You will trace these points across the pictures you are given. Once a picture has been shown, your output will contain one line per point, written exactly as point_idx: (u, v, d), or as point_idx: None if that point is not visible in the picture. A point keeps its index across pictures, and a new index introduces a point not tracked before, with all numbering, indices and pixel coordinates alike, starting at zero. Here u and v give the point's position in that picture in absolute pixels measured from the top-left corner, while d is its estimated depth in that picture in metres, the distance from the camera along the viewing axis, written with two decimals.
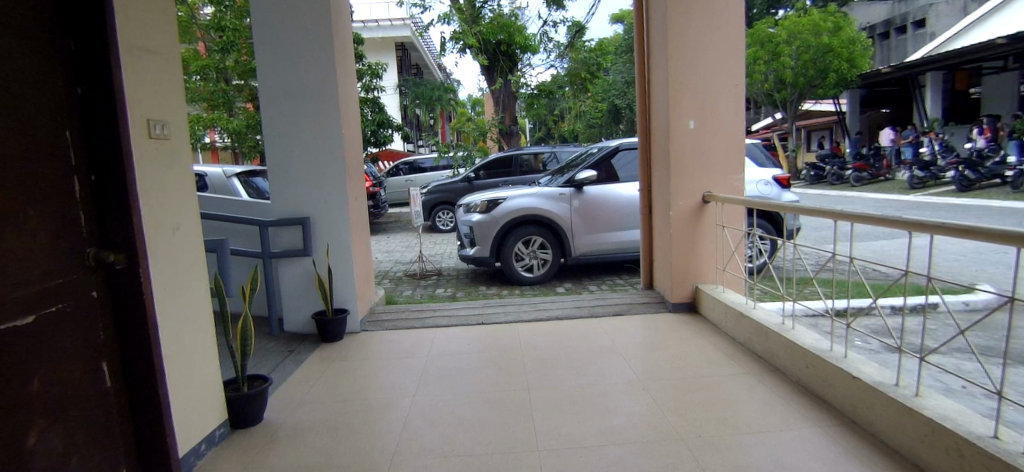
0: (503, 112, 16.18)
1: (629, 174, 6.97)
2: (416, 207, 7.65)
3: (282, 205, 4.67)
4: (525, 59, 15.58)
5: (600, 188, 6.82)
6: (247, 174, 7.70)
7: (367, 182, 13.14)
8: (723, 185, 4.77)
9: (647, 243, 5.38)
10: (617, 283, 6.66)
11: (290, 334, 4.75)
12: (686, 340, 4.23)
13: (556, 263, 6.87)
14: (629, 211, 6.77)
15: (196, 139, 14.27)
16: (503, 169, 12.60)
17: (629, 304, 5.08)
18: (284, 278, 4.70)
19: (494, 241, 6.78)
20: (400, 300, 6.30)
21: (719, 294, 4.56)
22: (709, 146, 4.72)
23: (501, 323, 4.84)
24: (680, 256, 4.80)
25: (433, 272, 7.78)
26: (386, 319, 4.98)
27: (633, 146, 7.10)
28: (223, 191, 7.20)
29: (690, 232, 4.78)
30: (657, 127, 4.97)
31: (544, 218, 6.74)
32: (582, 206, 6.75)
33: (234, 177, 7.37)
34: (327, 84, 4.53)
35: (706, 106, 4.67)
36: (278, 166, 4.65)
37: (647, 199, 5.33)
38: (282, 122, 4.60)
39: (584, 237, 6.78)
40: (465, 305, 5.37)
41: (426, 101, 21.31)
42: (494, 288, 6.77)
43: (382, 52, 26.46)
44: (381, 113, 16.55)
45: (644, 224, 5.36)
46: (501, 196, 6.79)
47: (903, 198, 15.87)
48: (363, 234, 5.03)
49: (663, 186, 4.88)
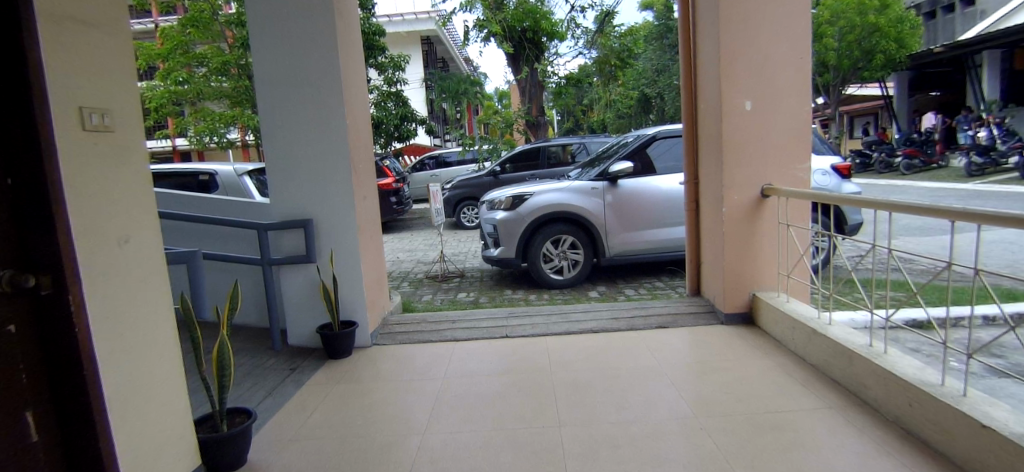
0: (530, 103, 15.62)
1: (667, 164, 6.33)
2: (437, 205, 7.13)
3: (282, 205, 4.19)
4: (552, 47, 14.91)
5: (636, 181, 6.19)
6: (259, 171, 7.31)
7: (390, 177, 12.74)
8: (785, 177, 4.09)
9: (693, 246, 4.72)
10: (656, 287, 6.01)
11: (293, 349, 4.28)
12: (744, 361, 3.60)
13: (588, 264, 6.24)
14: (668, 206, 6.13)
15: (221, 136, 14.18)
16: (529, 163, 12.02)
17: (673, 314, 4.44)
18: (286, 286, 4.23)
19: (520, 240, 6.18)
20: (418, 306, 5.81)
21: (781, 305, 3.90)
22: (769, 131, 4.04)
23: (527, 336, 4.29)
24: (735, 261, 4.14)
25: (455, 274, 7.25)
26: (399, 331, 4.48)
27: (672, 134, 6.44)
28: (234, 190, 6.82)
29: (747, 232, 4.11)
30: (705, 111, 4.31)
31: (574, 216, 6.13)
32: (617, 201, 6.13)
33: (245, 175, 6.99)
34: (329, 70, 4.04)
35: (763, 84, 3.99)
36: (277, 162, 4.16)
37: (692, 195, 4.67)
38: (281, 112, 4.11)
39: (619, 235, 6.16)
40: (487, 314, 4.84)
41: (452, 94, 20.91)
42: (520, 291, 6.20)
43: (407, 46, 26.20)
44: (405, 106, 16.12)
45: (689, 223, 4.72)
46: (527, 191, 6.19)
47: (962, 187, 14.64)
48: (374, 238, 4.54)
49: (714, 180, 4.22)
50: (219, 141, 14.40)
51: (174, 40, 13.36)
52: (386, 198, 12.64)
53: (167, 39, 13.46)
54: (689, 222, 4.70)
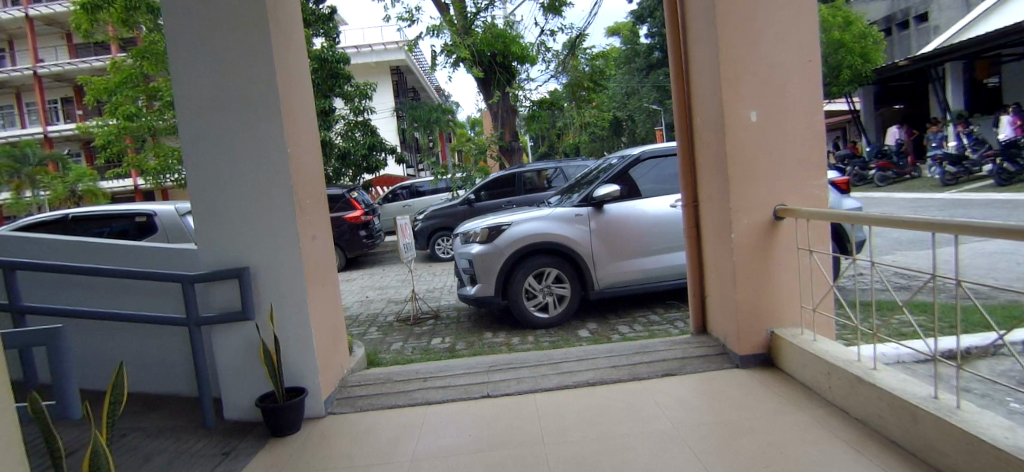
0: (503, 128, 15.16)
1: (654, 186, 5.85)
2: (406, 240, 6.46)
3: (211, 251, 3.48)
4: (523, 71, 14.58)
5: (624, 205, 5.68)
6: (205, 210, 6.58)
7: (359, 210, 12.05)
8: (799, 195, 3.60)
9: (696, 277, 4.17)
10: (652, 321, 5.41)
11: (227, 426, 3.50)
12: (775, 417, 2.99)
13: (575, 299, 5.62)
14: (658, 231, 5.62)
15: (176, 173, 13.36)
16: (505, 189, 11.48)
17: (679, 358, 3.83)
18: (219, 350, 3.50)
19: (499, 276, 5.53)
20: (386, 357, 5.08)
21: (808, 344, 3.34)
22: (779, 145, 3.56)
23: (510, 394, 3.60)
24: (748, 294, 3.60)
25: (429, 315, 6.54)
26: (359, 394, 3.76)
27: (657, 153, 5.97)
28: (175, 231, 6.08)
29: (761, 260, 3.59)
30: (704, 124, 3.81)
31: (558, 246, 5.54)
32: (603, 228, 5.59)
33: (188, 214, 6.27)
34: (265, 91, 3.41)
35: (770, 93, 3.52)
36: (204, 199, 3.47)
37: (692, 219, 4.14)
38: (209, 141, 3.45)
39: (608, 265, 5.58)
40: (464, 365, 4.16)
41: (424, 123, 20.45)
42: (502, 333, 5.51)
43: (376, 77, 25.78)
44: (374, 135, 15.52)
45: (689, 252, 4.17)
46: (505, 221, 5.60)
47: (938, 197, 14.57)
48: (328, 285, 3.88)
49: (719, 202, 3.70)
50: (176, 178, 13.59)
51: (125, 73, 12.50)
52: (355, 232, 11.90)
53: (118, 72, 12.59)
54: (690, 249, 4.16)
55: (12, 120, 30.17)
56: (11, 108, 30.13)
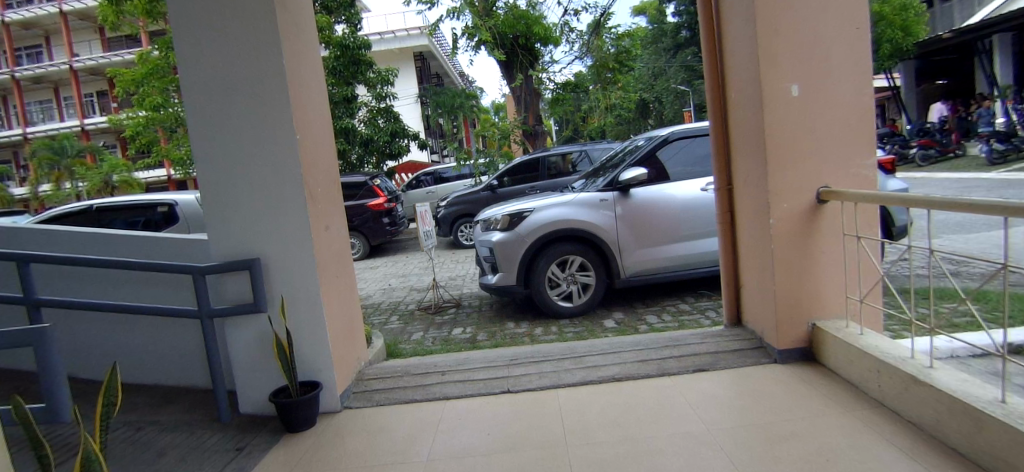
0: (526, 111, 14.85)
1: (683, 168, 5.56)
2: (426, 227, 6.33)
3: (221, 242, 3.37)
4: (546, 52, 14.21)
5: (651, 189, 5.42)
6: None
7: (382, 197, 12.00)
8: (845, 177, 3.29)
9: (729, 266, 3.91)
10: (681, 311, 5.16)
11: (242, 421, 3.43)
12: (820, 418, 2.74)
13: (600, 287, 5.41)
14: (687, 216, 5.35)
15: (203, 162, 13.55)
16: (528, 174, 11.25)
17: (711, 352, 3.59)
18: (233, 342, 3.41)
19: (522, 264, 5.34)
20: (406, 347, 4.96)
21: (854, 338, 3.06)
22: (822, 121, 3.25)
23: (531, 389, 3.43)
24: (787, 285, 3.34)
25: (451, 304, 6.42)
26: (375, 388, 3.65)
27: (686, 133, 5.66)
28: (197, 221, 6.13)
29: (802, 247, 3.31)
30: (740, 101, 3.52)
31: (582, 232, 5.31)
32: (629, 213, 5.34)
33: None
34: (272, 74, 3.26)
35: (813, 64, 3.21)
36: (214, 188, 3.36)
37: (725, 204, 3.87)
38: (217, 128, 3.33)
39: (635, 253, 5.34)
40: (483, 358, 4.01)
41: (447, 109, 20.28)
42: (524, 323, 5.34)
43: (399, 63, 25.67)
44: (396, 122, 15.41)
45: (723, 239, 3.91)
46: (526, 207, 5.39)
47: (987, 176, 13.72)
48: (342, 276, 3.75)
49: (755, 184, 3.43)
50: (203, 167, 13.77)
51: (151, 64, 12.65)
52: (379, 220, 11.86)
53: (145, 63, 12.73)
54: (723, 236, 3.90)
55: (51, 114, 31.16)
56: (50, 102, 31.09)
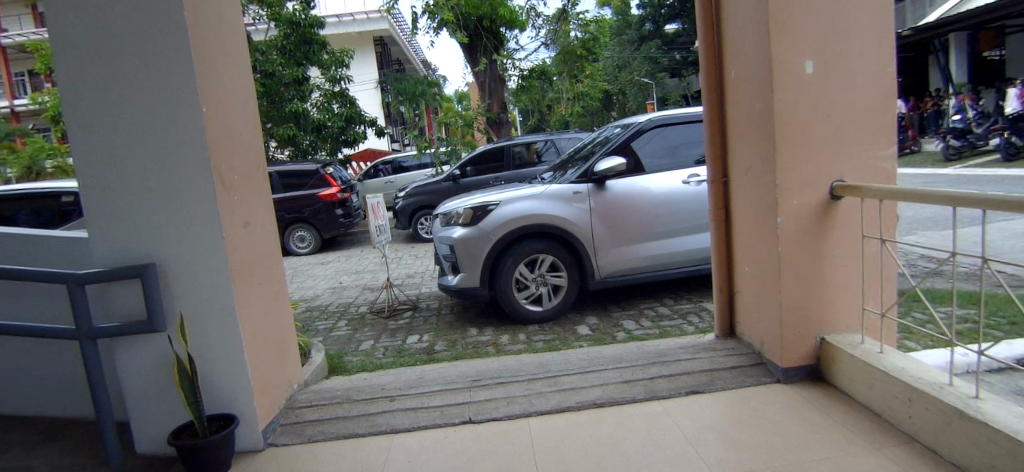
0: (491, 98, 14.13)
1: (661, 159, 5.11)
2: (378, 221, 5.65)
3: (105, 242, 2.63)
4: (511, 37, 13.58)
5: (628, 181, 4.93)
6: None
7: (335, 187, 11.16)
8: (861, 170, 2.87)
9: (723, 270, 3.47)
10: (661, 316, 4.69)
11: (135, 466, 2.72)
12: (848, 461, 2.26)
13: (573, 289, 4.88)
14: (665, 212, 4.90)
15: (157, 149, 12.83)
16: (492, 164, 10.65)
17: (706, 370, 3.10)
18: (126, 368, 2.72)
19: (486, 263, 4.75)
20: (352, 360, 4.30)
21: (873, 358, 2.64)
22: (838, 107, 2.81)
23: (498, 419, 2.85)
24: (794, 294, 2.90)
25: (406, 307, 5.78)
26: (309, 419, 3.00)
27: (663, 121, 5.20)
28: None
29: (812, 251, 2.88)
30: (743, 81, 3.04)
31: (553, 229, 4.77)
32: (604, 208, 4.83)
33: None
34: (168, 29, 2.52)
35: (831, 37, 2.75)
36: (94, 175, 2.62)
37: (720, 199, 3.40)
38: (97, 96, 2.58)
39: (610, 251, 4.85)
40: (441, 378, 3.41)
41: (408, 96, 19.45)
42: (489, 330, 4.76)
43: (359, 47, 24.51)
44: (352, 107, 14.43)
45: (716, 239, 3.45)
46: (492, 200, 4.81)
47: (944, 173, 13.91)
48: (266, 284, 3.08)
49: (759, 178, 2.96)
50: None
51: None
52: (332, 211, 11.03)
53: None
54: (715, 236, 3.45)
55: None
56: None
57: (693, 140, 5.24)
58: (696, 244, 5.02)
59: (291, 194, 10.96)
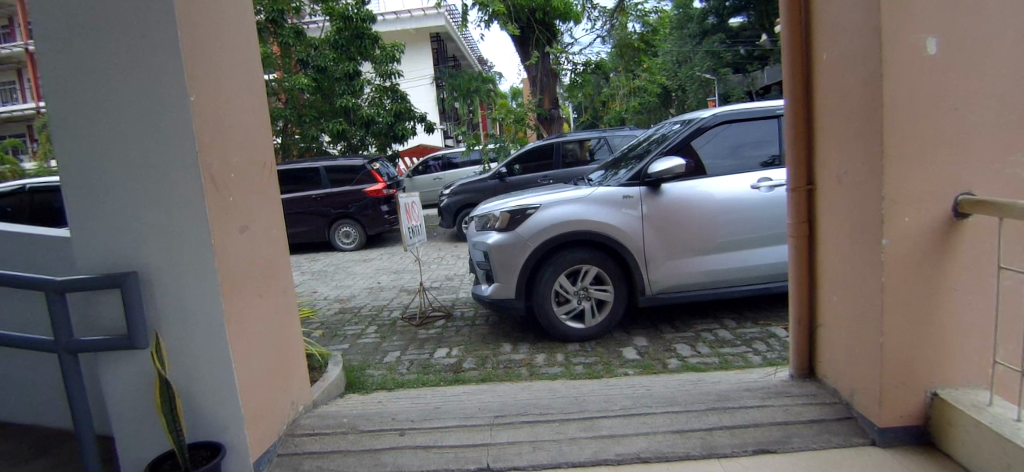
0: (542, 93, 13.60)
1: (725, 160, 4.49)
2: (411, 223, 5.31)
3: (90, 246, 2.40)
4: (565, 29, 13.02)
5: (688, 185, 4.34)
6: None
7: (381, 183, 11.01)
8: (995, 180, 2.22)
9: (803, 297, 2.85)
10: (721, 341, 4.09)
11: None
12: None
13: (619, 306, 4.34)
14: (729, 221, 4.29)
15: None
16: (541, 162, 10.18)
17: (776, 421, 2.53)
18: (109, 384, 2.47)
19: (522, 273, 4.29)
20: (373, 375, 3.96)
21: (1008, 428, 2.00)
22: (969, 99, 2.16)
23: (517, 469, 2.38)
24: (899, 336, 2.28)
25: (439, 314, 5.41)
26: (307, 450, 2.65)
27: (730, 118, 4.58)
28: None
29: (925, 283, 2.24)
30: (839, 66, 2.42)
31: (599, 237, 4.24)
32: (658, 214, 4.27)
33: None
34: (155, 8, 2.25)
35: (962, 5, 2.11)
36: (78, 171, 2.37)
37: (803, 211, 2.79)
38: (79, 85, 2.33)
39: (663, 264, 4.28)
40: (459, 407, 3.01)
41: (461, 92, 19.24)
42: (524, 347, 4.30)
43: (414, 44, 24.56)
44: (401, 102, 14.23)
45: (795, 259, 2.85)
46: (531, 203, 4.34)
47: None
48: (267, 295, 2.77)
49: (857, 187, 2.35)
50: None
51: None
52: (377, 207, 10.88)
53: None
54: (795, 255, 2.84)
55: None
56: None
57: (765, 140, 4.58)
58: (764, 259, 4.39)
59: (338, 189, 10.93)
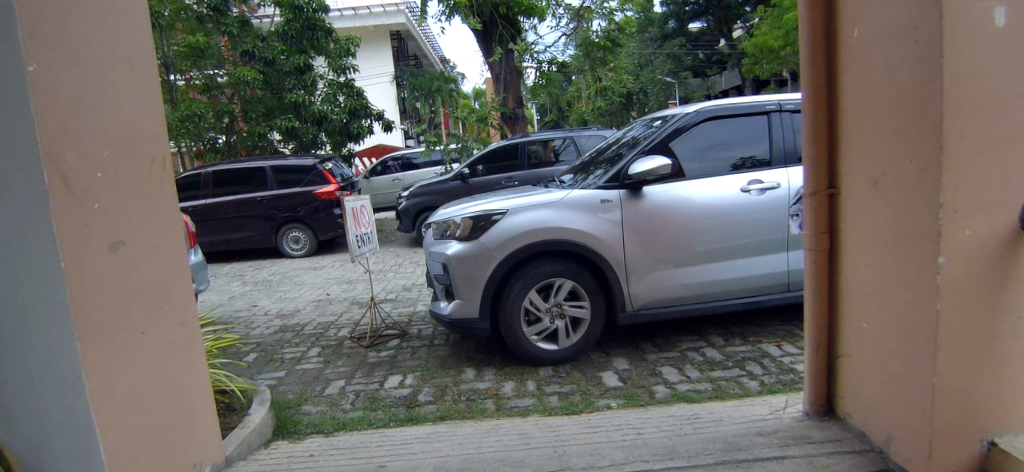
0: (506, 92, 13.08)
1: (710, 160, 4.07)
2: (361, 230, 4.69)
3: None
4: (529, 26, 12.53)
5: (670, 188, 3.88)
6: None
7: (334, 184, 10.23)
8: None
9: (822, 321, 2.43)
10: (710, 363, 3.65)
11: None
12: None
13: (597, 324, 3.84)
14: (717, 228, 3.87)
15: None
16: (504, 163, 9.65)
17: None
18: None
19: (488, 289, 3.73)
20: (311, 412, 3.33)
21: None
22: None
23: None
24: (953, 376, 1.84)
25: (393, 333, 4.79)
26: None
27: (715, 114, 4.16)
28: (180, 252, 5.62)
29: (988, 310, 1.81)
30: (877, 46, 2.00)
31: (575, 247, 3.74)
32: (640, 220, 3.80)
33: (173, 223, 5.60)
34: None
35: None
36: None
37: (823, 220, 2.37)
38: None
39: (645, 276, 3.82)
40: (409, 464, 2.42)
41: (423, 91, 18.51)
42: (489, 372, 3.75)
43: (374, 42, 23.67)
44: (357, 99, 13.35)
45: (813, 275, 2.44)
46: (497, 208, 3.80)
47: None
48: (155, 331, 2.12)
49: (899, 193, 1.93)
50: None
51: None
52: (329, 210, 10.11)
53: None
54: (812, 270, 2.43)
55: None
56: None
57: (753, 137, 4.17)
58: (755, 270, 3.97)
59: (286, 191, 10.09)
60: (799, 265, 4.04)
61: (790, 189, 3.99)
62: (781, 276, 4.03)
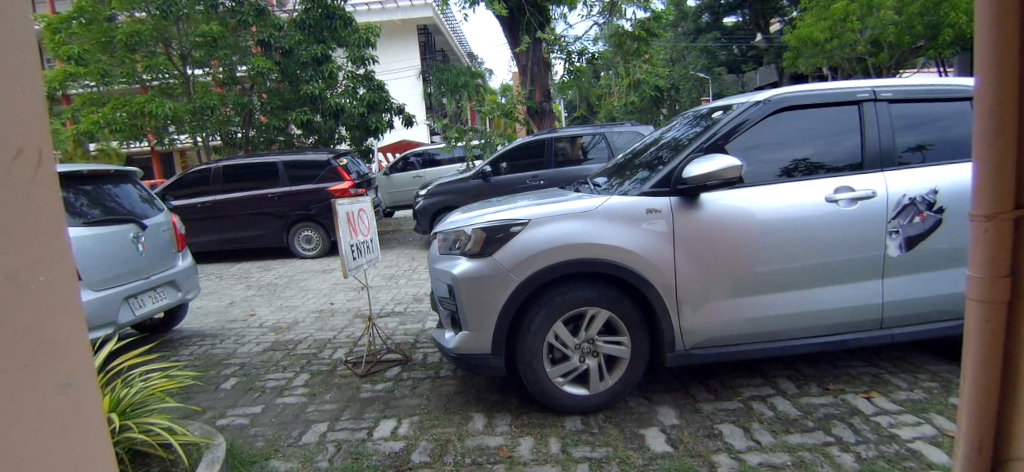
0: (533, 85, 12.33)
1: (785, 162, 3.27)
2: (358, 238, 4.02)
3: None
4: (558, 13, 11.73)
5: (737, 197, 3.09)
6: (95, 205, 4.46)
7: (349, 181, 9.61)
8: None
9: (990, 407, 1.62)
10: (784, 422, 2.85)
11: None
12: None
13: (638, 365, 3.08)
14: (792, 247, 3.06)
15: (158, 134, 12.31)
16: (529, 161, 8.92)
17: None
18: None
19: (504, 319, 3.01)
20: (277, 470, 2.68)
21: None
22: None
23: None
24: None
25: (393, 359, 4.10)
26: None
27: (791, 103, 3.33)
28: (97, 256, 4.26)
29: None
30: None
31: (612, 269, 2.97)
32: (695, 236, 3.02)
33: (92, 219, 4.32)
34: None
35: None
36: None
37: (1003, 259, 1.55)
38: None
39: (700, 307, 3.04)
40: None
41: (448, 86, 17.87)
42: (503, 423, 3.02)
43: (400, 36, 23.18)
44: (377, 92, 12.78)
45: (978, 337, 1.63)
46: (516, 218, 3.07)
47: None
48: (2, 407, 1.48)
49: None
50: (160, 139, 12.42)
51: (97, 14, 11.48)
52: None
53: (100, 21, 11.63)
54: (977, 329, 1.61)
55: None
56: None
57: (841, 132, 3.33)
58: (839, 301, 3.15)
59: (298, 188, 9.56)
60: (897, 295, 3.21)
61: (888, 199, 3.16)
62: (873, 309, 3.20)
